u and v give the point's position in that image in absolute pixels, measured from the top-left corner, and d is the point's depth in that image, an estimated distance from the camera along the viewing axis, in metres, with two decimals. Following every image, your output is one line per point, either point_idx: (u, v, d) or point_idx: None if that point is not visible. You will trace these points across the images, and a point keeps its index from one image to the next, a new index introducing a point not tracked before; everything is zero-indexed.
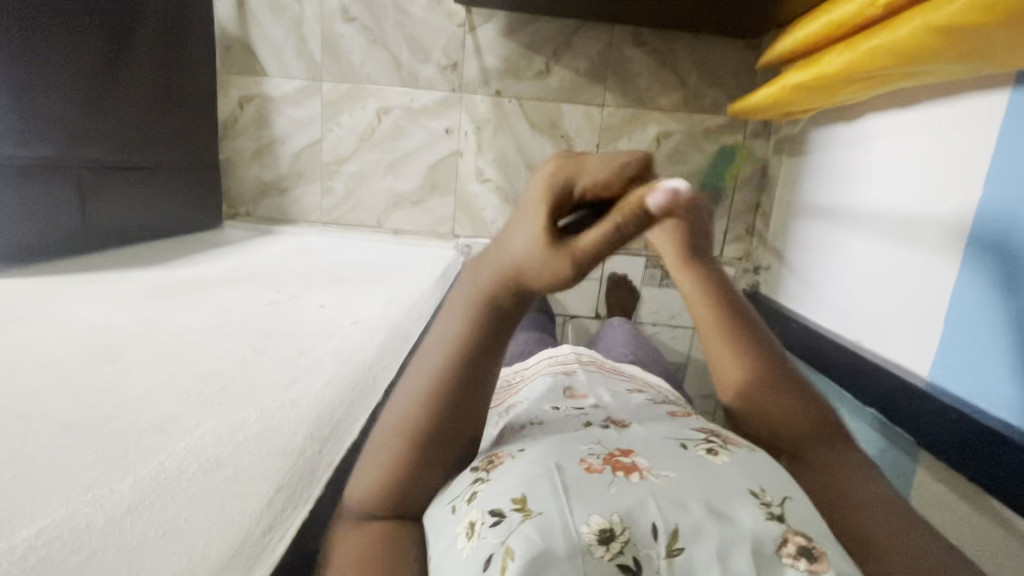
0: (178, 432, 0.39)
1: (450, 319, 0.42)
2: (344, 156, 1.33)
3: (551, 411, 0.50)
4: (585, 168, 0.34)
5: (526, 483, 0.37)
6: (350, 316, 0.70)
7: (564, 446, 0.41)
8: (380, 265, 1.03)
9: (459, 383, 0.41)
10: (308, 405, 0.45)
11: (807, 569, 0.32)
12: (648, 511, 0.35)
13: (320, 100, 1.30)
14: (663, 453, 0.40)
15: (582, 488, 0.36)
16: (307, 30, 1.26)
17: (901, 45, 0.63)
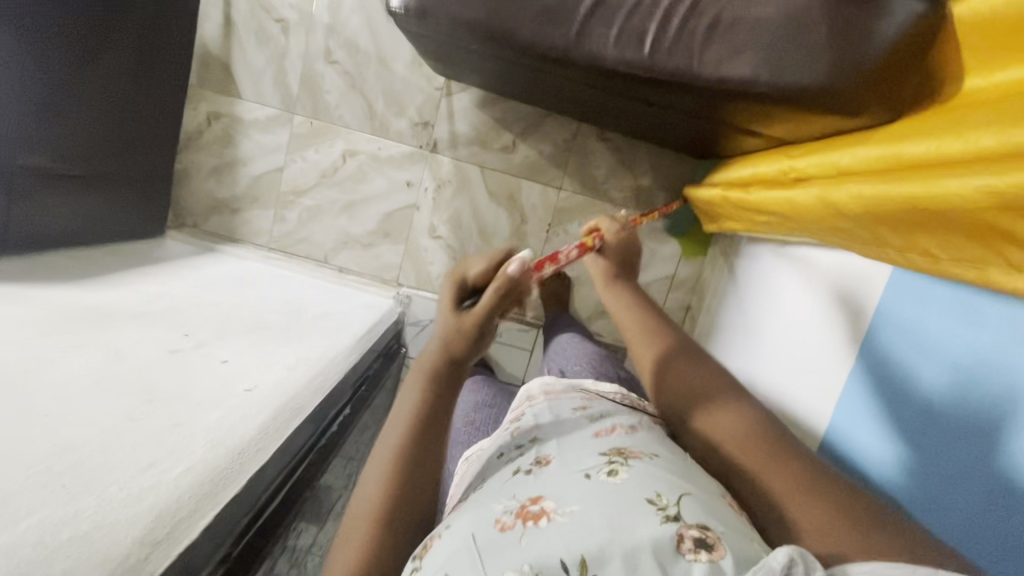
0: (3, 522, 0.40)
1: (411, 385, 0.57)
2: (303, 188, 1.34)
3: (498, 461, 0.57)
4: (468, 269, 0.63)
5: (450, 562, 0.43)
6: (248, 380, 0.71)
7: (481, 513, 0.47)
8: (308, 312, 1.04)
9: (420, 430, 0.54)
10: (155, 498, 0.46)
11: (706, 558, 0.38)
12: (556, 551, 0.40)
13: (290, 132, 1.32)
14: (570, 488, 0.46)
15: (494, 550, 0.42)
16: (289, 64, 1.29)
17: (827, 214, 0.66)
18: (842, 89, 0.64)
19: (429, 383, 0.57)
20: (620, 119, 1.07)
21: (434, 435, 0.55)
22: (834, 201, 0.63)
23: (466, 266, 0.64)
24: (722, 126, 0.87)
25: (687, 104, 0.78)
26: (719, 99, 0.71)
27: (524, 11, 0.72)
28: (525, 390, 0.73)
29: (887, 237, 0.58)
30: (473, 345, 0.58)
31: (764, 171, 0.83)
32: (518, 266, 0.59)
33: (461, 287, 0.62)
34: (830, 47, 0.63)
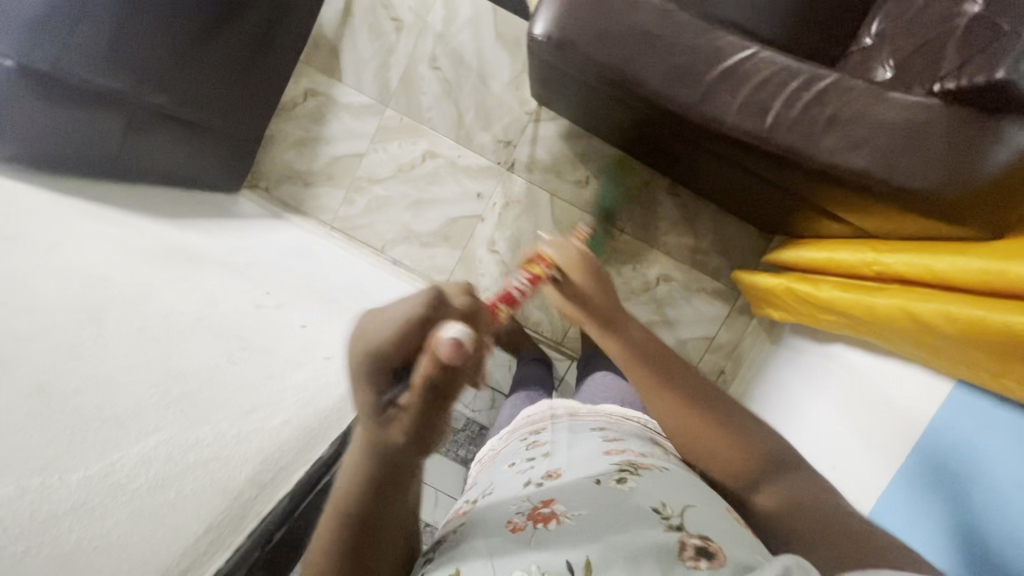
0: (135, 432, 0.42)
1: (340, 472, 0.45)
2: (378, 177, 1.39)
3: (505, 472, 0.60)
4: (371, 347, 0.40)
5: (468, 554, 0.48)
6: (324, 350, 0.73)
7: (496, 514, 0.52)
8: (368, 296, 1.06)
9: (357, 526, 0.45)
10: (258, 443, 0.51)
11: (704, 564, 0.43)
12: (562, 555, 0.45)
13: (379, 123, 1.37)
14: (580, 493, 0.51)
15: (506, 548, 0.47)
16: (394, 61, 1.35)
17: (906, 317, 0.70)
18: (946, 197, 0.68)
19: (361, 492, 0.44)
20: (700, 182, 1.11)
21: (376, 528, 0.46)
22: (920, 311, 0.68)
23: (376, 331, 0.40)
24: (804, 205, 0.91)
25: (785, 180, 0.82)
26: (824, 184, 0.75)
27: (657, 64, 0.77)
28: (546, 403, 0.75)
29: (982, 360, 0.63)
30: (409, 451, 0.43)
31: (839, 257, 0.85)
32: (452, 348, 0.38)
33: (379, 367, 0.40)
34: (942, 156, 0.68)
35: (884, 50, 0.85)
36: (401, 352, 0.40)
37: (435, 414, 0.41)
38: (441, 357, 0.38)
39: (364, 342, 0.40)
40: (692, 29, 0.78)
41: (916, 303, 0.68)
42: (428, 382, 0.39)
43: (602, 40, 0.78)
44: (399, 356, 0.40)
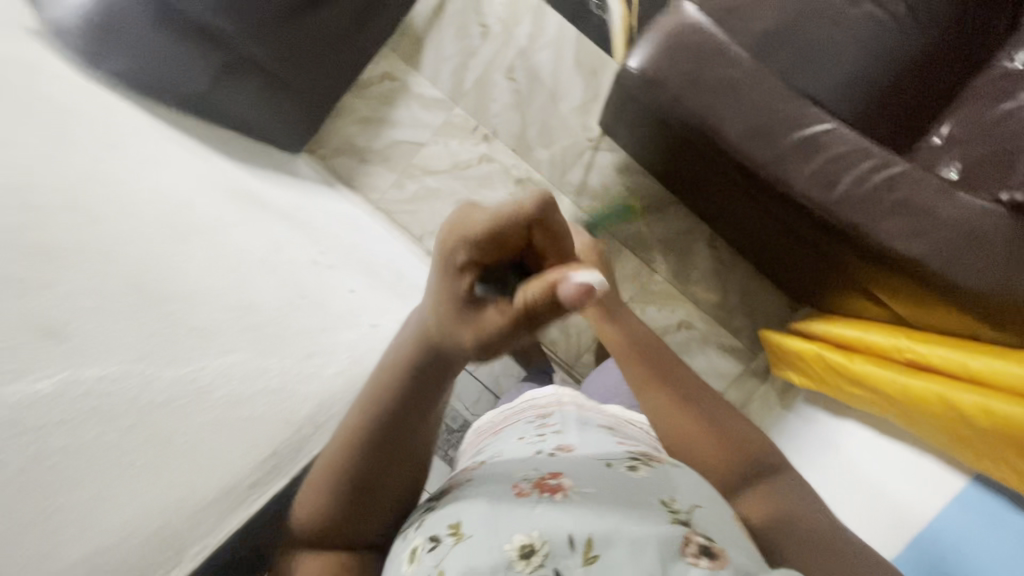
0: (213, 347, 0.48)
1: (391, 353, 0.50)
2: (431, 168, 1.41)
3: (513, 442, 0.57)
4: (472, 233, 0.42)
5: (463, 509, 0.48)
6: (369, 317, 0.74)
7: (503, 477, 0.50)
8: (405, 280, 1.07)
9: (383, 417, 0.49)
10: (309, 386, 0.57)
11: (706, 565, 0.42)
12: (564, 527, 0.44)
13: (445, 118, 1.41)
14: (591, 470, 0.50)
15: (506, 510, 0.46)
16: (473, 64, 1.40)
17: (944, 402, 0.74)
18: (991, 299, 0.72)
19: (403, 371, 0.48)
20: (742, 241, 1.14)
21: (399, 426, 0.49)
22: (958, 401, 0.72)
23: (474, 217, 0.43)
24: (843, 281, 0.93)
25: (835, 255, 0.85)
26: (876, 264, 0.78)
27: (739, 117, 0.81)
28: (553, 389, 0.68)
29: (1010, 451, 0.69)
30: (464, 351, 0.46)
31: (868, 336, 0.86)
32: (578, 293, 0.38)
33: (473, 259, 0.42)
34: (981, 258, 0.72)
35: (951, 152, 0.89)
36: (493, 239, 0.42)
37: (525, 323, 0.41)
38: (560, 295, 0.39)
39: (466, 230, 0.42)
40: (779, 92, 0.81)
41: (953, 392, 0.73)
42: (525, 309, 0.40)
43: (692, 83, 0.82)
44: (492, 242, 0.42)
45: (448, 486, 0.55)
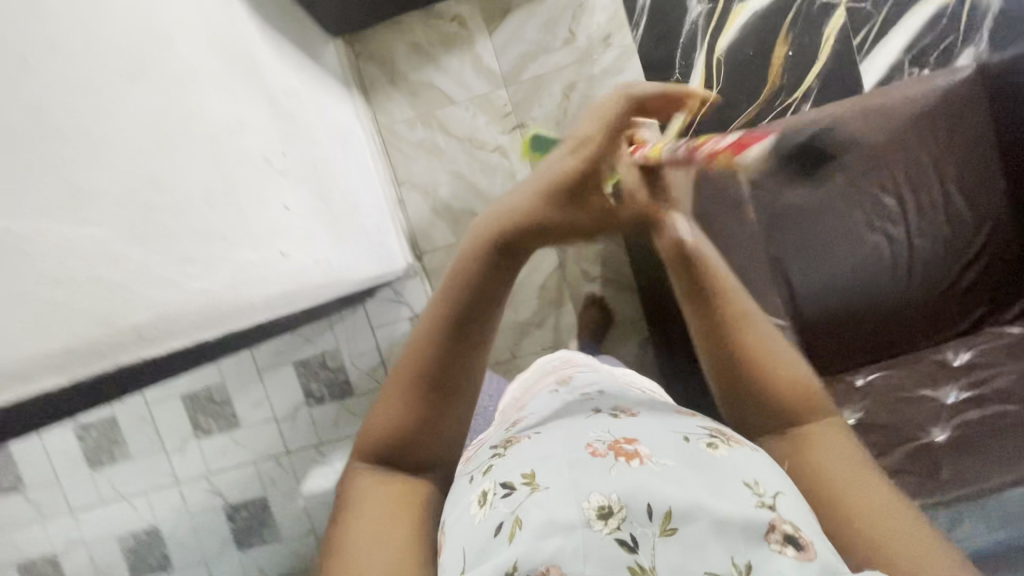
0: (81, 212, 0.40)
1: (469, 239, 0.49)
2: (448, 129, 1.38)
3: (565, 403, 0.57)
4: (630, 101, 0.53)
5: (540, 460, 0.45)
6: (284, 243, 0.71)
7: (571, 434, 0.47)
8: (356, 218, 1.05)
9: (460, 312, 0.48)
10: (179, 299, 0.48)
11: (793, 555, 0.38)
12: (642, 492, 0.40)
13: (488, 91, 1.36)
14: (662, 440, 0.46)
15: (583, 467, 0.43)
16: (542, 60, 1.35)
17: None
18: None
19: (494, 250, 0.47)
20: (665, 360, 1.26)
21: (478, 321, 0.48)
22: None
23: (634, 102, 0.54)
24: None
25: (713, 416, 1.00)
26: None
27: None
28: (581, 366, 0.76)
29: None
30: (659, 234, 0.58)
31: None
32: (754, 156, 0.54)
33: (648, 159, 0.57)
34: None
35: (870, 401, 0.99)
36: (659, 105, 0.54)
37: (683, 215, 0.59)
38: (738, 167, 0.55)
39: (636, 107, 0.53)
40: None
41: None
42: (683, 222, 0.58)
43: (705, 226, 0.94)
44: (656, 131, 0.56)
45: (507, 438, 0.52)
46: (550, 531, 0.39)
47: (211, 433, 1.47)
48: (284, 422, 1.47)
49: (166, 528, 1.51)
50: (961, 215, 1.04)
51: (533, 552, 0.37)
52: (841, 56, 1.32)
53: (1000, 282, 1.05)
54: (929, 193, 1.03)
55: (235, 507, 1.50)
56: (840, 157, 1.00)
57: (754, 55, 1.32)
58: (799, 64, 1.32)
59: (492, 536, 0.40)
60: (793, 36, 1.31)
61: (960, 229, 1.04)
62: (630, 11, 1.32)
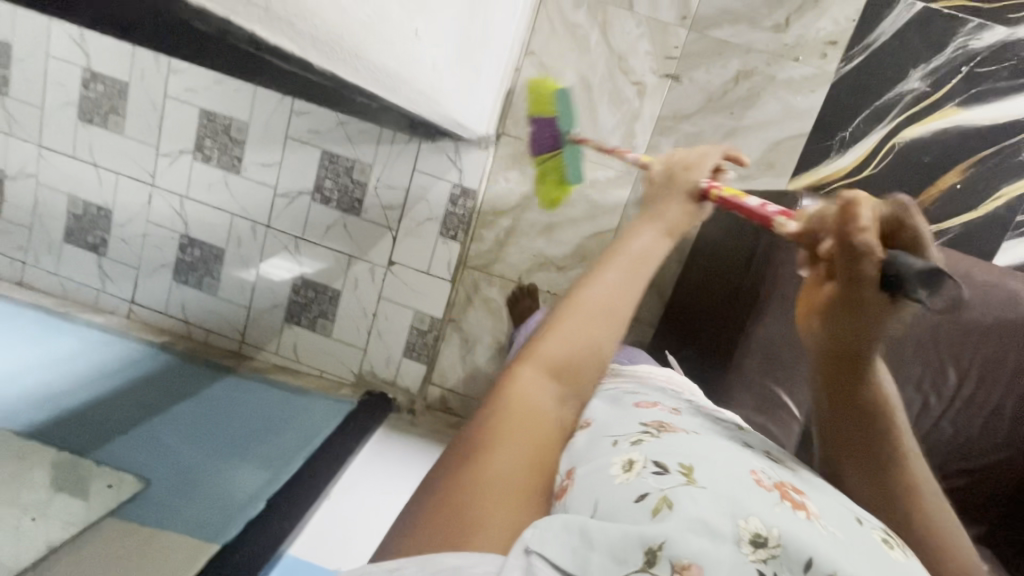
0: None
1: (637, 238, 0.55)
2: (610, 32, 1.23)
3: (702, 415, 0.63)
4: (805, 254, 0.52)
5: (703, 459, 0.49)
6: (425, 23, 0.60)
7: (736, 456, 0.51)
8: (480, 57, 0.94)
9: (616, 316, 0.51)
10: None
11: None
12: (808, 544, 0.42)
13: (671, 23, 1.21)
14: (839, 515, 0.47)
15: (746, 488, 0.46)
16: (740, 29, 1.20)
17: None
18: None
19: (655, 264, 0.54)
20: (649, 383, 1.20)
21: (619, 334, 0.51)
22: None
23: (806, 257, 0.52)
24: None
25: None
26: None
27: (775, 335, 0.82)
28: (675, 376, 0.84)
29: None
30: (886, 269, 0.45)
31: None
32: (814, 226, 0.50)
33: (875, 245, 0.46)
34: None
35: None
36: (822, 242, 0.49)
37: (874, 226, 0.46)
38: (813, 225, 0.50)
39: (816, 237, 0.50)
40: None
41: None
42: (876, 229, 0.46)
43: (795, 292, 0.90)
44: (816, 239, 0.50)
45: (658, 424, 0.56)
46: (697, 529, 0.42)
47: (209, 162, 1.38)
48: (279, 197, 1.39)
49: (120, 216, 1.46)
50: (997, 426, 0.96)
51: (681, 540, 0.41)
52: (995, 221, 1.22)
53: (979, 505, 0.98)
54: (986, 393, 0.96)
55: (192, 240, 1.45)
56: None
57: (927, 164, 1.21)
58: (959, 202, 1.22)
59: (634, 500, 0.45)
60: (974, 171, 1.20)
61: (985, 439, 0.97)
62: (855, 41, 1.18)
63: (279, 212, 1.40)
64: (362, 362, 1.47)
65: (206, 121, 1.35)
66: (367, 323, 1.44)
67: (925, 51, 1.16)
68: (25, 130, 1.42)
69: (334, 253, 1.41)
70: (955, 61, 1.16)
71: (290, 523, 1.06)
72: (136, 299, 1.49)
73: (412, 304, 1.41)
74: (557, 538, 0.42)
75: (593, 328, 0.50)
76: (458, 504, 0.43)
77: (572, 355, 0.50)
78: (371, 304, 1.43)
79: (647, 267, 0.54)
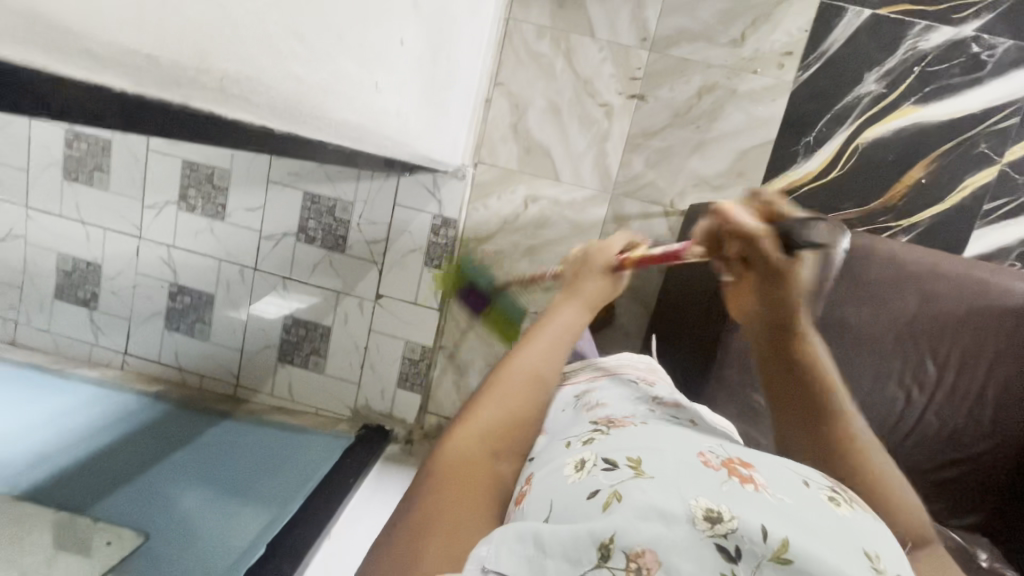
0: None
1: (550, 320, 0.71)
2: (573, 58, 1.28)
3: (654, 410, 0.65)
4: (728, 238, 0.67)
5: (646, 449, 0.51)
6: (385, 74, 0.64)
7: (685, 439, 0.52)
8: (448, 97, 0.98)
9: (541, 380, 0.65)
10: (279, 73, 0.42)
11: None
12: (757, 514, 0.42)
13: (631, 45, 1.26)
14: (790, 481, 0.48)
15: (696, 470, 0.47)
16: (698, 47, 1.25)
17: None
18: None
19: (568, 339, 0.69)
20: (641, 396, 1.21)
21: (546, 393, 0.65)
22: None
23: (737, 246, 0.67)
24: None
25: None
26: None
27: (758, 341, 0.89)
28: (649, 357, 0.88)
29: None
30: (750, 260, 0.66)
31: None
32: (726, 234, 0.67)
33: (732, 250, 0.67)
34: None
35: None
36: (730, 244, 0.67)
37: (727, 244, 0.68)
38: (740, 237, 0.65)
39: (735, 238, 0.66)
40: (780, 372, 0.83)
41: None
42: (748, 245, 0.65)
43: None
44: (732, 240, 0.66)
45: (609, 420, 0.60)
46: (650, 516, 0.42)
47: (193, 211, 1.41)
48: (265, 240, 1.41)
49: (112, 269, 1.48)
50: (980, 414, 0.97)
51: (631, 530, 0.42)
52: (964, 212, 1.25)
53: (972, 493, 0.99)
54: (968, 381, 0.98)
55: (182, 288, 1.47)
56: (901, 298, 0.98)
57: (890, 161, 1.24)
58: (925, 196, 1.25)
59: (587, 499, 0.47)
60: (936, 166, 1.24)
61: (972, 427, 0.98)
62: (809, 51, 1.22)
63: (265, 254, 1.42)
64: (357, 396, 1.49)
65: (188, 171, 1.37)
66: (359, 358, 1.46)
67: (876, 55, 1.21)
68: (13, 193, 1.44)
69: (323, 290, 1.43)
70: (907, 62, 1.21)
71: (292, 565, 1.06)
72: (130, 348, 1.50)
73: (401, 335, 1.43)
74: (510, 552, 0.43)
75: (511, 394, 0.63)
76: (425, 536, 0.48)
77: (505, 412, 0.61)
78: (363, 338, 1.45)
79: (542, 335, 0.68)
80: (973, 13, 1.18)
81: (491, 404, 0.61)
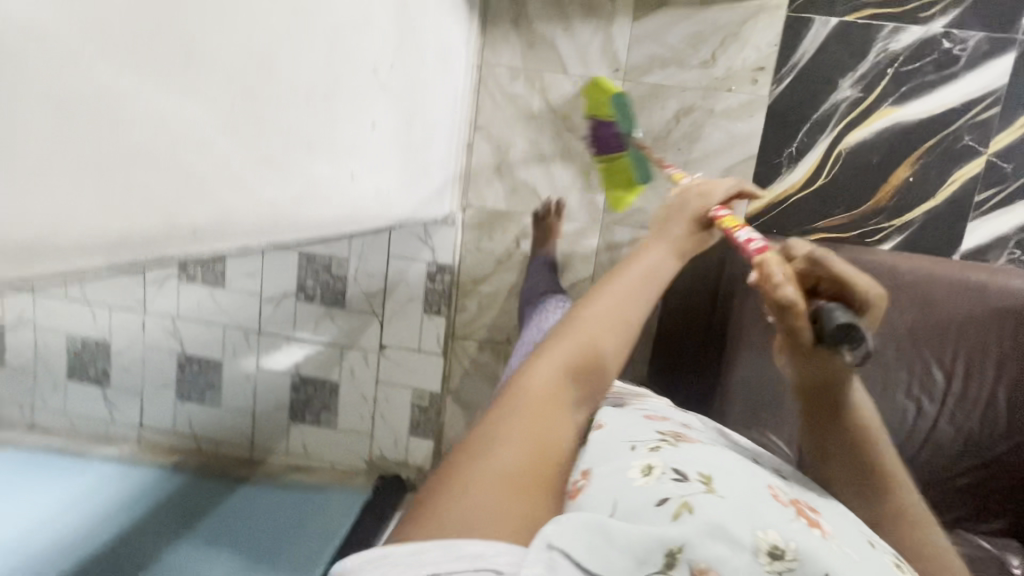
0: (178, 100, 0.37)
1: (650, 256, 0.62)
2: (549, 96, 1.29)
3: (712, 436, 0.63)
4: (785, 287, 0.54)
5: (721, 470, 0.51)
6: (359, 163, 0.65)
7: (753, 470, 0.53)
8: (426, 158, 1.00)
9: (636, 325, 0.57)
10: (244, 204, 0.44)
11: None
12: (822, 558, 0.44)
13: (603, 78, 1.28)
14: (857, 538, 0.48)
15: (760, 497, 0.49)
16: (669, 72, 1.26)
17: None
18: None
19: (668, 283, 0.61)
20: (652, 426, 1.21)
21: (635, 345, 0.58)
22: None
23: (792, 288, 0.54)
24: None
25: None
26: None
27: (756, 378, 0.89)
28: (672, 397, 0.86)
29: None
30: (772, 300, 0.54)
31: None
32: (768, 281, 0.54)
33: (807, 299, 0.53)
34: None
35: None
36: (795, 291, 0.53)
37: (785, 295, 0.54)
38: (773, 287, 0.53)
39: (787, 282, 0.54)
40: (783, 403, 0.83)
41: None
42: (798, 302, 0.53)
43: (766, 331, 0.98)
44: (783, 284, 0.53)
45: (673, 433, 0.59)
46: (717, 535, 0.44)
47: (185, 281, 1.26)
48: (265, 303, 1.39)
49: (117, 345, 1.46)
50: (995, 417, 0.96)
51: (701, 546, 0.43)
52: (956, 205, 1.24)
53: (998, 499, 0.97)
54: (978, 385, 0.96)
55: (188, 357, 1.47)
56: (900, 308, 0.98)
57: (874, 163, 1.24)
58: (915, 194, 1.24)
59: (655, 504, 0.47)
60: (922, 164, 1.23)
61: (988, 430, 0.96)
62: (779, 64, 1.23)
63: (268, 317, 1.43)
64: (371, 448, 1.50)
65: None
66: (368, 410, 1.47)
67: (847, 62, 1.22)
68: None
69: (327, 346, 1.45)
70: (879, 65, 1.21)
71: None
72: (144, 422, 1.49)
73: (408, 383, 1.44)
74: (580, 531, 0.42)
75: (605, 333, 0.55)
76: (491, 478, 0.43)
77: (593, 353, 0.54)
78: (371, 390, 1.46)
79: (641, 270, 0.60)
80: (939, 10, 1.18)
81: (575, 342, 0.54)
